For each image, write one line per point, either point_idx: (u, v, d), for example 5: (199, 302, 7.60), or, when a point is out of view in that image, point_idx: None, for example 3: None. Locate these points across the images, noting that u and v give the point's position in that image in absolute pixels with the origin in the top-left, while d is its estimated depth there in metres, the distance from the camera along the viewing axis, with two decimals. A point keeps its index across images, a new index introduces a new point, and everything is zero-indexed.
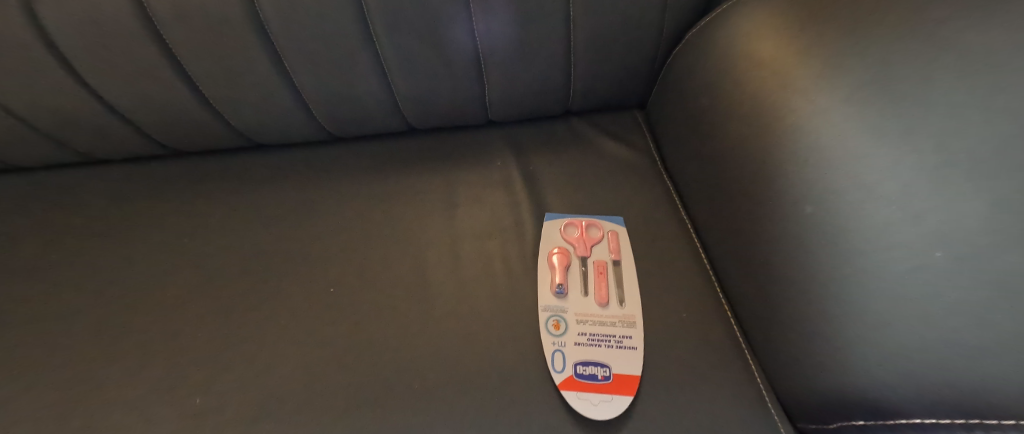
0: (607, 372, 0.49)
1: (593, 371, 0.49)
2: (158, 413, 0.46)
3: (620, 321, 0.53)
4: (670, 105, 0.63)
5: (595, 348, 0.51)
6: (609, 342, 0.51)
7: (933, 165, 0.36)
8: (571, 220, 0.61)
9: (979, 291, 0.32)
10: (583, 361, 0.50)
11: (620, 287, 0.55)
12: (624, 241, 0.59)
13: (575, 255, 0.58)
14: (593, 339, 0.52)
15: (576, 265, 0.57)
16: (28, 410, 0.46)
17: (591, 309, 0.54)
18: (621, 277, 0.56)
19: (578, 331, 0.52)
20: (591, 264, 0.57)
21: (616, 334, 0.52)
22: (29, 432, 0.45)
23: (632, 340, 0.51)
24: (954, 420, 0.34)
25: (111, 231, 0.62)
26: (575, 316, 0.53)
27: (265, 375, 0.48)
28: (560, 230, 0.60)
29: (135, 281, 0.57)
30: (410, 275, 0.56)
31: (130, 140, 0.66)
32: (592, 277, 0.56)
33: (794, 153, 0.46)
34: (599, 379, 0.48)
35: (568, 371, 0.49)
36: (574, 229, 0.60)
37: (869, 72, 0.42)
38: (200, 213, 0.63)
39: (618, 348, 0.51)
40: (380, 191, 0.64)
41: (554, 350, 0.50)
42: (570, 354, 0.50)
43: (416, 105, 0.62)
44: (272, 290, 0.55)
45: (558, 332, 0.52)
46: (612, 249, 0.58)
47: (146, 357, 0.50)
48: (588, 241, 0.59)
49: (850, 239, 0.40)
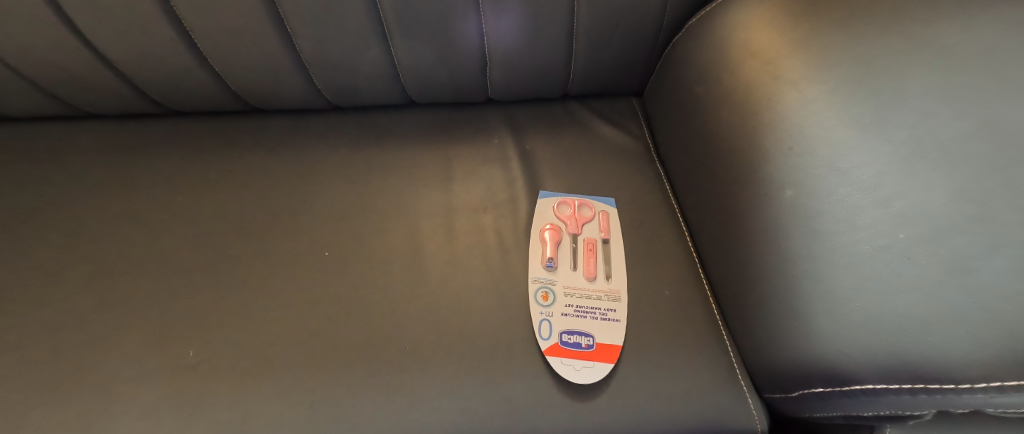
0: (591, 341, 0.48)
1: (578, 339, 0.48)
2: (146, 372, 0.45)
3: (607, 295, 0.51)
4: (669, 93, 0.61)
5: (581, 319, 0.50)
6: (594, 314, 0.50)
7: (905, 149, 0.35)
8: (564, 199, 0.59)
9: (936, 268, 0.31)
10: (569, 330, 0.49)
11: (608, 265, 0.53)
12: (614, 220, 0.57)
13: (566, 232, 0.56)
14: (579, 310, 0.50)
15: (566, 242, 0.55)
16: (16, 364, 0.44)
17: (579, 283, 0.52)
18: (610, 255, 0.54)
19: (566, 302, 0.51)
20: (580, 241, 0.55)
21: (601, 306, 0.50)
22: (14, 389, 0.43)
23: (616, 313, 0.50)
24: (902, 385, 0.33)
25: (88, 185, 0.58)
26: (563, 288, 0.52)
27: (242, 328, 0.48)
28: (553, 208, 0.58)
29: (119, 240, 0.54)
30: (390, 242, 0.55)
31: (88, 87, 0.59)
32: (581, 253, 0.54)
33: (777, 142, 0.44)
34: (582, 348, 0.48)
35: (554, 339, 0.48)
36: (566, 207, 0.58)
37: (854, 62, 0.40)
38: (181, 172, 0.60)
39: (603, 320, 0.49)
40: (373, 156, 0.63)
41: (541, 319, 0.49)
42: (557, 323, 0.49)
43: (417, 80, 0.63)
44: (247, 251, 0.54)
45: (546, 303, 0.50)
46: (603, 228, 0.56)
47: (127, 321, 0.48)
48: (579, 220, 0.57)
49: (820, 223, 0.38)
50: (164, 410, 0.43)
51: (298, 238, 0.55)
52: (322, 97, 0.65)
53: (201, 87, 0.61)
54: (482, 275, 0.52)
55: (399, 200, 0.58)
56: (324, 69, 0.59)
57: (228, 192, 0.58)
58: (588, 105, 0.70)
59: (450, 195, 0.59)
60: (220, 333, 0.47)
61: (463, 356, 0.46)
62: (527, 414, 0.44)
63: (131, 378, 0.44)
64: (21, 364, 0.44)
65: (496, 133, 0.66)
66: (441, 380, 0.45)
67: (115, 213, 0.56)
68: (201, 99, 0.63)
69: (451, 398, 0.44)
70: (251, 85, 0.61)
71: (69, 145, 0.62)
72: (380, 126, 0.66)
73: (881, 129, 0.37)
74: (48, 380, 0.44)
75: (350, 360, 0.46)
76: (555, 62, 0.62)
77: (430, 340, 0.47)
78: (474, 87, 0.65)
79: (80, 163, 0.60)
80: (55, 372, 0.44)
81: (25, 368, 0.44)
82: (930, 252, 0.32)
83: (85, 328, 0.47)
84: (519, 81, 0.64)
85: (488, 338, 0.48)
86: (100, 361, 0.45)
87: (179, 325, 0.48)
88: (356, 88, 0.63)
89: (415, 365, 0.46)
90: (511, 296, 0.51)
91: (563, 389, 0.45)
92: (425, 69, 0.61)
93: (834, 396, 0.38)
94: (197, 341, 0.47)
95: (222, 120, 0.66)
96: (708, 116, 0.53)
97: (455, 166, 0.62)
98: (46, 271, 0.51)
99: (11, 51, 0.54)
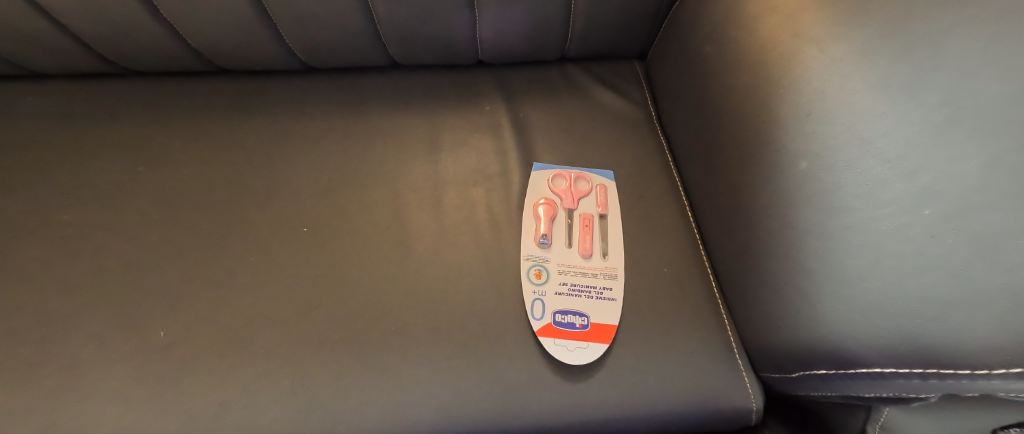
0: (585, 321, 0.46)
1: (572, 319, 0.46)
2: (115, 355, 0.42)
3: (603, 272, 0.49)
4: (676, 56, 0.57)
5: (575, 298, 0.47)
6: (589, 293, 0.48)
7: (938, 115, 0.31)
8: (560, 171, 0.55)
9: (962, 247, 0.29)
10: (563, 310, 0.47)
11: (605, 242, 0.51)
12: (612, 195, 0.54)
13: (561, 207, 0.53)
14: (574, 288, 0.48)
15: (561, 218, 0.52)
16: None
17: (574, 260, 0.50)
18: (607, 231, 0.51)
19: (560, 281, 0.48)
20: (576, 217, 0.52)
21: (597, 285, 0.48)
22: None
23: (612, 291, 0.48)
24: (912, 369, 0.31)
25: (38, 153, 0.52)
26: (557, 266, 0.49)
27: (216, 308, 0.45)
28: (548, 181, 0.54)
29: (77, 213, 0.49)
30: (374, 216, 0.51)
31: (27, 43, 0.52)
32: (576, 229, 0.51)
33: (795, 110, 0.40)
34: (577, 328, 0.46)
35: (546, 319, 0.46)
36: (562, 181, 0.55)
37: (886, 17, 0.36)
38: (141, 140, 0.54)
39: (598, 300, 0.47)
40: (354, 122, 0.58)
41: (534, 298, 0.47)
42: (550, 303, 0.47)
43: (401, 38, 0.57)
44: (219, 225, 0.50)
45: (539, 281, 0.48)
46: (600, 203, 0.53)
47: (92, 301, 0.44)
48: (575, 194, 0.53)
49: (838, 197, 0.36)
50: (132, 396, 0.40)
51: (275, 212, 0.51)
52: (296, 58, 0.59)
53: (158, 44, 0.54)
54: (473, 252, 0.49)
55: (383, 170, 0.54)
56: (296, 24, 0.53)
57: (193, 162, 0.53)
58: (587, 69, 0.65)
59: (438, 167, 0.55)
60: (191, 314, 0.44)
61: (452, 337, 0.44)
62: (519, 396, 0.42)
63: (98, 361, 0.41)
64: None
65: (487, 98, 0.61)
66: (429, 361, 0.43)
67: (70, 184, 0.51)
68: (158, 57, 0.56)
69: (439, 380, 0.42)
70: (214, 41, 0.54)
71: (9, 107, 0.55)
72: (361, 90, 0.61)
73: (913, 93, 0.33)
74: (9, 363, 0.41)
75: (334, 341, 0.43)
76: (554, 20, 0.56)
77: (418, 321, 0.45)
78: (464, 47, 0.59)
79: (25, 129, 0.54)
80: (14, 356, 0.41)
81: None
82: (958, 230, 0.29)
83: (42, 311, 0.43)
84: (513, 40, 0.59)
85: (479, 319, 0.45)
86: (61, 345, 0.42)
87: (148, 305, 0.45)
88: (333, 47, 0.57)
89: (401, 346, 0.43)
90: (502, 274, 0.48)
91: (557, 370, 0.43)
92: (409, 25, 0.55)
93: (837, 378, 0.37)
94: (169, 322, 0.44)
95: (183, 82, 0.59)
96: (720, 81, 0.49)
97: (443, 135, 0.57)
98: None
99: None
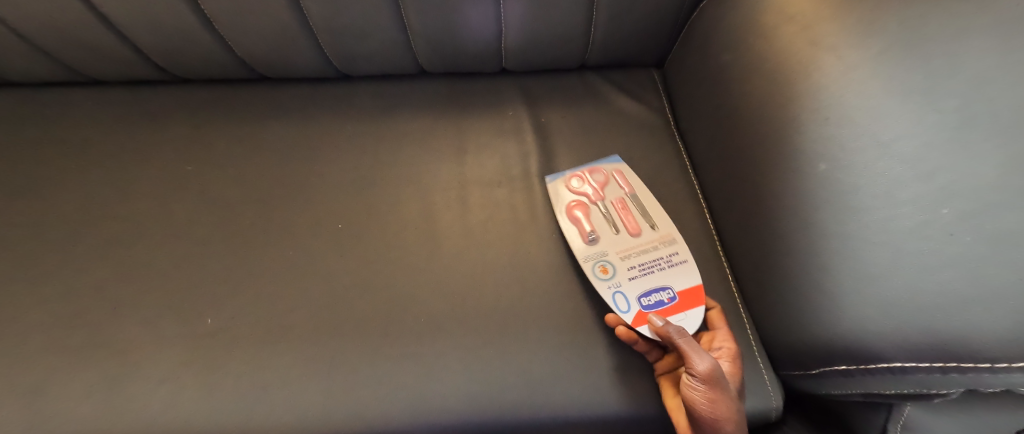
0: (670, 293, 0.47)
1: (657, 297, 0.47)
2: (166, 339, 0.45)
3: (661, 242, 0.50)
4: (695, 64, 0.59)
5: (651, 276, 0.48)
6: (660, 266, 0.49)
7: (953, 119, 0.33)
8: (572, 173, 0.57)
9: (980, 244, 0.30)
10: (644, 293, 0.47)
11: (648, 215, 0.52)
12: (629, 174, 0.56)
13: (591, 202, 0.54)
14: (643, 267, 0.49)
15: (597, 211, 0.53)
16: (43, 327, 0.46)
17: (628, 243, 0.50)
18: (643, 205, 0.53)
19: (627, 267, 0.49)
20: (609, 205, 0.53)
21: (661, 256, 0.49)
22: (46, 348, 0.44)
23: (680, 255, 0.50)
24: (933, 363, 0.32)
25: (95, 153, 0.57)
26: (617, 254, 0.50)
27: (256, 297, 0.48)
28: (565, 186, 0.55)
29: (131, 209, 0.53)
30: (404, 214, 0.54)
31: (92, 53, 0.57)
32: (615, 215, 0.53)
33: (812, 115, 0.42)
34: (666, 303, 0.47)
35: (635, 308, 0.46)
36: (578, 180, 0.56)
37: (901, 27, 0.38)
38: (188, 142, 0.58)
39: (671, 268, 0.49)
40: (384, 126, 0.61)
41: (613, 293, 0.47)
42: (630, 292, 0.47)
43: (431, 48, 0.60)
44: (259, 221, 0.53)
45: (608, 275, 0.48)
46: (624, 185, 0.55)
47: (146, 289, 0.48)
48: (597, 185, 0.55)
49: (856, 197, 0.37)
50: (186, 381, 0.43)
51: (310, 210, 0.54)
52: (332, 66, 0.62)
53: (208, 53, 0.58)
54: (499, 250, 0.52)
55: (411, 171, 0.57)
56: (335, 35, 0.56)
57: (235, 162, 0.57)
58: (607, 76, 0.67)
59: (463, 168, 0.58)
60: (234, 302, 0.48)
61: (479, 331, 0.46)
62: (542, 386, 0.44)
63: (152, 344, 0.45)
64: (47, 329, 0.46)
65: (510, 104, 0.64)
66: (458, 353, 0.45)
67: (124, 181, 0.55)
68: (206, 65, 0.60)
69: (466, 371, 0.44)
70: (258, 51, 0.58)
71: (71, 111, 0.60)
72: (391, 97, 0.64)
73: (928, 98, 0.35)
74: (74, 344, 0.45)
75: (367, 331, 0.46)
76: (576, 30, 0.59)
77: (446, 313, 0.47)
78: (489, 55, 0.62)
79: (85, 131, 0.58)
80: (79, 337, 0.45)
81: (54, 330, 0.45)
82: (976, 227, 0.30)
83: (105, 302, 0.47)
84: (536, 49, 0.61)
85: (504, 314, 0.47)
86: (120, 329, 0.46)
87: (196, 294, 0.48)
88: (367, 56, 0.60)
89: (430, 338, 0.46)
90: (526, 270, 0.50)
91: (579, 363, 0.45)
92: (439, 36, 0.58)
93: (857, 374, 0.38)
94: (213, 309, 0.47)
95: (227, 89, 0.63)
96: (738, 87, 0.50)
97: (469, 139, 0.60)
98: (61, 243, 0.50)
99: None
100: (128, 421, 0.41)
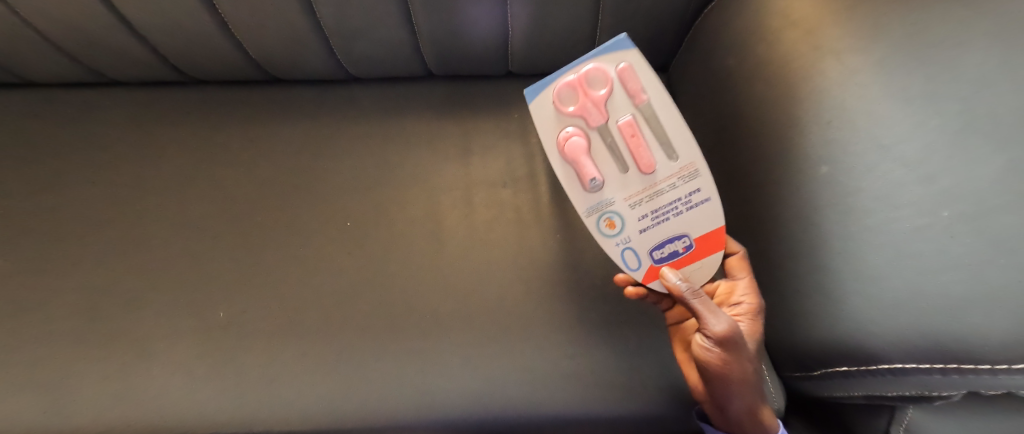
0: (687, 242, 0.44)
1: (672, 247, 0.44)
2: (184, 331, 0.48)
3: (678, 177, 0.43)
4: (701, 67, 0.59)
5: (666, 223, 0.44)
6: (676, 210, 0.43)
7: (954, 124, 0.33)
8: (565, 85, 0.44)
9: (981, 247, 0.31)
10: (657, 245, 0.44)
11: (664, 141, 0.43)
12: (640, 71, 0.42)
13: (591, 129, 0.44)
14: (656, 214, 0.43)
15: (600, 141, 0.44)
16: (70, 320, 0.48)
17: (637, 184, 0.43)
18: (658, 126, 0.43)
19: (637, 216, 0.44)
20: (616, 132, 0.43)
21: (678, 196, 0.43)
22: (72, 341, 0.47)
23: (701, 192, 0.43)
24: (934, 364, 0.32)
25: (111, 153, 0.58)
26: (626, 200, 0.44)
27: (268, 293, 0.50)
28: (558, 107, 0.44)
29: (148, 208, 0.55)
30: (410, 214, 0.55)
31: (106, 57, 0.58)
32: (622, 145, 0.43)
33: (814, 117, 0.42)
34: (681, 252, 0.44)
35: (646, 264, 0.44)
36: (573, 94, 0.43)
37: (903, 33, 0.38)
38: (201, 143, 0.59)
39: (690, 211, 0.43)
40: (392, 128, 0.62)
41: (622, 249, 0.45)
42: (641, 245, 0.44)
43: (437, 51, 0.60)
44: (269, 219, 0.54)
45: (616, 230, 0.44)
46: (634, 95, 0.42)
47: (163, 285, 0.50)
48: (599, 104, 0.43)
49: (858, 199, 0.37)
50: (206, 373, 0.46)
51: (319, 209, 0.55)
52: (340, 68, 0.63)
53: (220, 56, 0.59)
54: (503, 250, 0.52)
55: (418, 172, 0.58)
56: (343, 39, 0.57)
57: (246, 163, 0.58)
58: None
59: (469, 169, 0.58)
60: (247, 298, 0.49)
61: (483, 329, 0.48)
62: (544, 383, 0.46)
63: (171, 336, 0.47)
64: (74, 322, 0.48)
65: (515, 106, 0.64)
66: (462, 350, 0.47)
67: (140, 181, 0.56)
68: (216, 67, 0.61)
69: (470, 367, 0.46)
70: (268, 54, 0.59)
71: (87, 113, 0.61)
72: (398, 98, 0.64)
73: (929, 102, 0.35)
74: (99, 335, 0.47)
75: (376, 328, 0.48)
76: (581, 34, 0.59)
77: (451, 312, 0.49)
78: (494, 57, 0.62)
79: (101, 132, 0.60)
80: (102, 330, 0.48)
81: (80, 323, 0.48)
82: (978, 230, 0.31)
83: (126, 299, 0.49)
84: (542, 52, 0.61)
85: (508, 312, 0.49)
86: (139, 321, 0.48)
87: (211, 290, 0.50)
88: (374, 59, 0.61)
89: (435, 335, 0.47)
90: (530, 270, 0.51)
91: (579, 361, 0.47)
92: (446, 40, 0.58)
93: (858, 375, 0.38)
94: (225, 303, 0.49)
95: (237, 89, 0.64)
96: (743, 91, 0.51)
97: (475, 140, 0.61)
98: (85, 241, 0.53)
99: (21, 4, 0.50)
100: (155, 411, 0.44)
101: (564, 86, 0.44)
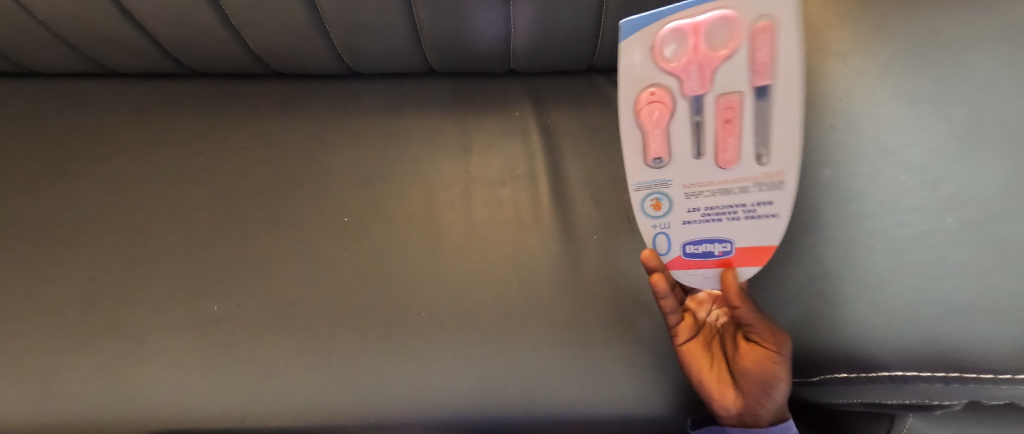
0: (727, 248, 0.36)
1: (707, 248, 0.37)
2: (179, 325, 0.48)
3: (757, 184, 0.33)
4: None
5: (712, 222, 0.36)
6: (733, 213, 0.35)
7: (961, 128, 0.32)
8: (676, 31, 0.35)
9: (985, 253, 0.30)
10: (693, 240, 0.37)
11: (764, 137, 0.32)
12: (784, 34, 0.30)
13: (678, 94, 0.35)
14: (709, 211, 0.36)
15: (682, 116, 0.36)
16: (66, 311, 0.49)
17: (705, 175, 0.35)
18: (765, 116, 0.32)
19: (687, 206, 0.37)
20: (711, 107, 0.34)
21: (748, 202, 0.34)
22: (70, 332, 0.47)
23: (773, 205, 0.33)
24: (936, 373, 0.32)
25: (110, 146, 0.58)
26: (682, 187, 0.37)
27: (262, 288, 0.49)
28: (644, 56, 0.37)
29: (144, 201, 0.55)
30: (408, 211, 0.54)
31: (99, 50, 0.57)
32: (711, 128, 0.35)
33: (821, 120, 0.41)
34: (715, 256, 0.37)
35: (675, 252, 0.39)
36: (677, 46, 0.35)
37: (909, 32, 0.37)
38: (198, 137, 0.59)
39: (749, 218, 0.34)
40: (391, 125, 0.61)
41: (654, 232, 0.39)
42: (676, 234, 0.38)
43: (439, 50, 0.59)
44: (266, 213, 0.54)
45: (659, 213, 0.38)
46: (757, 64, 0.32)
47: (158, 278, 0.50)
48: (708, 66, 0.34)
49: (862, 203, 0.37)
50: (202, 367, 0.46)
51: (317, 204, 0.55)
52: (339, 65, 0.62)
53: (215, 51, 0.58)
54: (500, 250, 0.52)
55: (416, 169, 0.58)
56: (341, 37, 0.56)
57: (244, 157, 0.58)
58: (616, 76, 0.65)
59: (468, 167, 0.58)
60: (241, 293, 0.49)
61: (477, 328, 0.48)
62: (537, 382, 0.46)
63: (166, 329, 0.48)
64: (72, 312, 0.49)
65: (516, 105, 0.63)
66: (456, 349, 0.47)
67: (137, 175, 0.56)
68: (212, 62, 0.60)
69: (465, 366, 0.46)
70: (265, 49, 0.58)
71: (85, 105, 0.61)
72: (397, 94, 0.64)
73: (935, 105, 0.34)
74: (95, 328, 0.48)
75: (371, 325, 0.47)
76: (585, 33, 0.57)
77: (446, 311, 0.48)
78: (497, 58, 0.61)
79: (99, 125, 0.60)
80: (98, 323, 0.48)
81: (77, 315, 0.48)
82: (983, 236, 0.30)
83: (121, 291, 0.49)
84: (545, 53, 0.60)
85: (504, 312, 0.48)
86: (134, 315, 0.48)
87: (205, 284, 0.50)
88: (373, 57, 0.60)
89: (430, 333, 0.47)
90: (527, 269, 0.51)
91: (574, 362, 0.46)
92: (447, 39, 0.57)
93: (857, 382, 0.37)
94: (221, 298, 0.49)
95: (234, 83, 0.63)
96: None
97: (475, 138, 0.60)
98: (83, 235, 0.53)
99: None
100: (155, 402, 0.45)
101: (668, 33, 0.35)
